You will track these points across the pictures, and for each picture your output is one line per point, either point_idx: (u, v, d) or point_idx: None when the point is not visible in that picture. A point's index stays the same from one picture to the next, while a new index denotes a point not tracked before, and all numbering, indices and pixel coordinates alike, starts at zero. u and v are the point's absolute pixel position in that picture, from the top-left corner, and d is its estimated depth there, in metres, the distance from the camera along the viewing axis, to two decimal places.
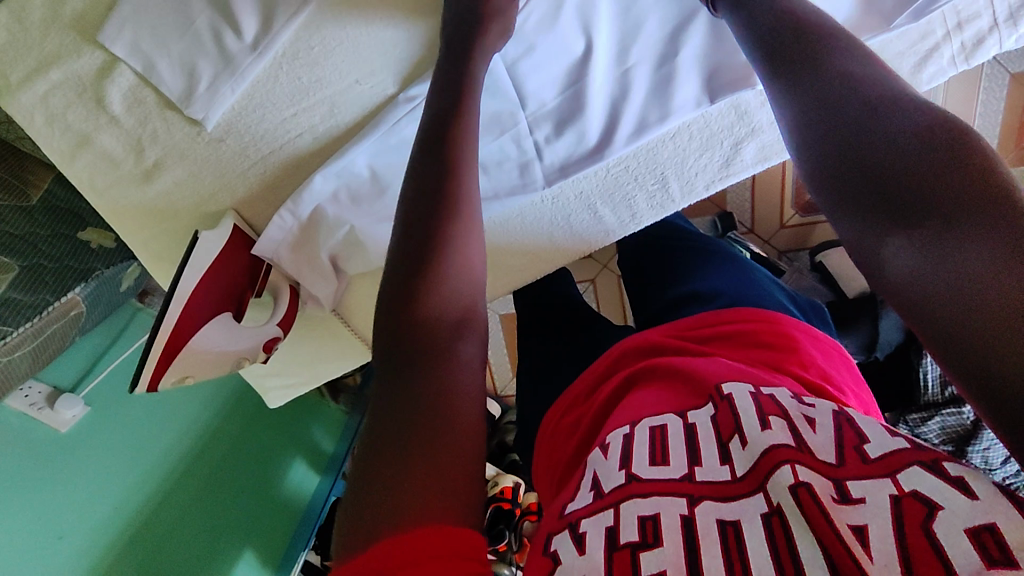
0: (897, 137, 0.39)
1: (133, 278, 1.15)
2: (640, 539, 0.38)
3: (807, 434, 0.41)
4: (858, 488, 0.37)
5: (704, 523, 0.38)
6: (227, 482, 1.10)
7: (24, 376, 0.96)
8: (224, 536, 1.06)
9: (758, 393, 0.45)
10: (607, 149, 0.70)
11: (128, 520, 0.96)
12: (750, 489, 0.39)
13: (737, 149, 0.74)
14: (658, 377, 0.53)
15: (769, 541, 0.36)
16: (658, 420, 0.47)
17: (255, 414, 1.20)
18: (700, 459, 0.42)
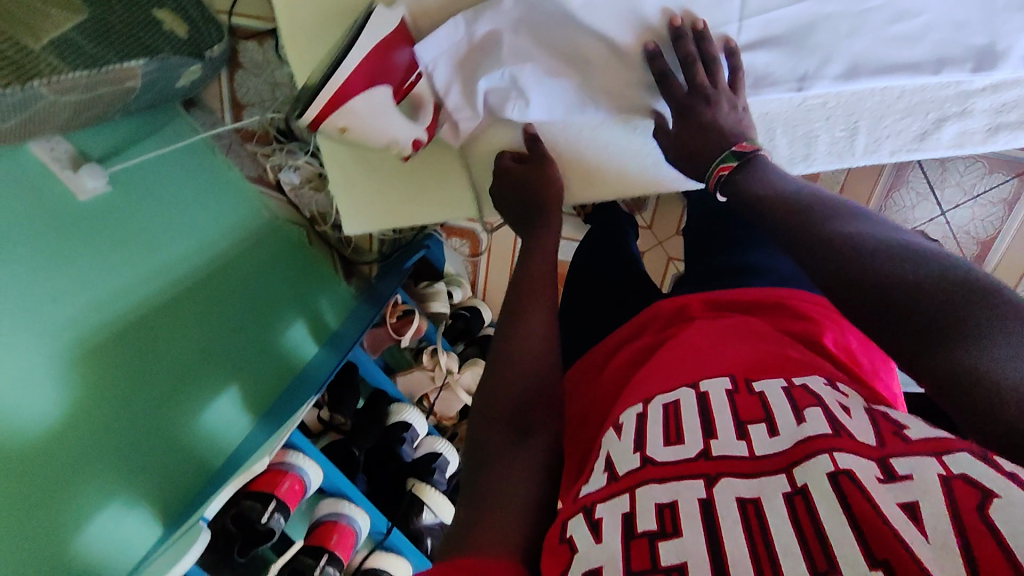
0: (913, 282, 0.45)
1: (187, 80, 1.10)
2: (658, 527, 0.42)
3: (843, 422, 0.44)
4: (902, 466, 0.39)
5: (725, 500, 0.42)
6: (219, 316, 1.04)
7: (56, 128, 0.88)
8: (204, 374, 0.96)
9: (792, 386, 0.49)
10: (811, 82, 0.73)
11: (120, 310, 0.89)
12: (778, 468, 0.43)
13: (937, 125, 0.81)
14: (672, 359, 0.57)
15: (790, 513, 0.40)
16: (671, 398, 0.51)
17: (251, 266, 1.15)
18: (716, 433, 0.46)
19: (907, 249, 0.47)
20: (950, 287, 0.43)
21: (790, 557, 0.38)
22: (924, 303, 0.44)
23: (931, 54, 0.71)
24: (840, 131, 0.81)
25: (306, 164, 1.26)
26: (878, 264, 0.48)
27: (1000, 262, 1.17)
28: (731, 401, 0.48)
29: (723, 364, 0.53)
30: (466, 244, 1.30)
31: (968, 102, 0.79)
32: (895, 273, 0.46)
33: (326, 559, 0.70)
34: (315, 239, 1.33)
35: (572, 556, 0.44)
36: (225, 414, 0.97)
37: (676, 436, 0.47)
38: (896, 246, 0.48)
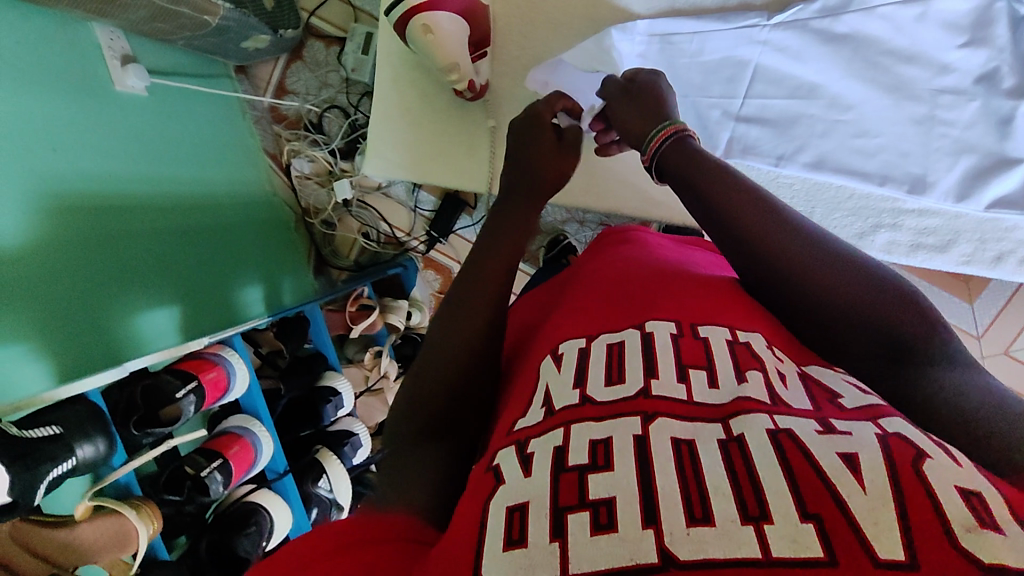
0: (875, 311, 0.51)
1: (252, 47, 1.19)
2: (591, 460, 0.41)
3: (779, 390, 0.46)
4: (843, 426, 0.41)
5: (663, 437, 0.41)
6: (182, 256, 1.02)
7: (126, 24, 0.94)
8: (142, 294, 0.92)
9: (735, 342, 0.51)
10: (783, 164, 0.84)
11: (102, 193, 0.88)
12: (717, 417, 0.44)
13: (873, 230, 0.91)
14: (615, 303, 0.60)
15: (724, 457, 0.39)
16: (617, 339, 0.53)
17: (223, 224, 1.14)
18: (656, 373, 0.48)
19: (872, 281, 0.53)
20: (913, 328, 0.50)
21: (721, 497, 0.37)
22: (901, 324, 0.50)
23: (878, 169, 0.81)
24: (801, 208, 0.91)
25: (321, 158, 1.34)
26: (842, 300, 0.53)
27: None
28: (675, 345, 0.51)
29: (677, 312, 0.56)
30: (438, 279, 1.38)
31: (901, 215, 0.89)
32: (863, 305, 0.52)
33: (218, 463, 0.67)
34: (300, 226, 1.38)
35: (500, 483, 0.42)
36: (154, 325, 0.94)
37: (618, 377, 0.48)
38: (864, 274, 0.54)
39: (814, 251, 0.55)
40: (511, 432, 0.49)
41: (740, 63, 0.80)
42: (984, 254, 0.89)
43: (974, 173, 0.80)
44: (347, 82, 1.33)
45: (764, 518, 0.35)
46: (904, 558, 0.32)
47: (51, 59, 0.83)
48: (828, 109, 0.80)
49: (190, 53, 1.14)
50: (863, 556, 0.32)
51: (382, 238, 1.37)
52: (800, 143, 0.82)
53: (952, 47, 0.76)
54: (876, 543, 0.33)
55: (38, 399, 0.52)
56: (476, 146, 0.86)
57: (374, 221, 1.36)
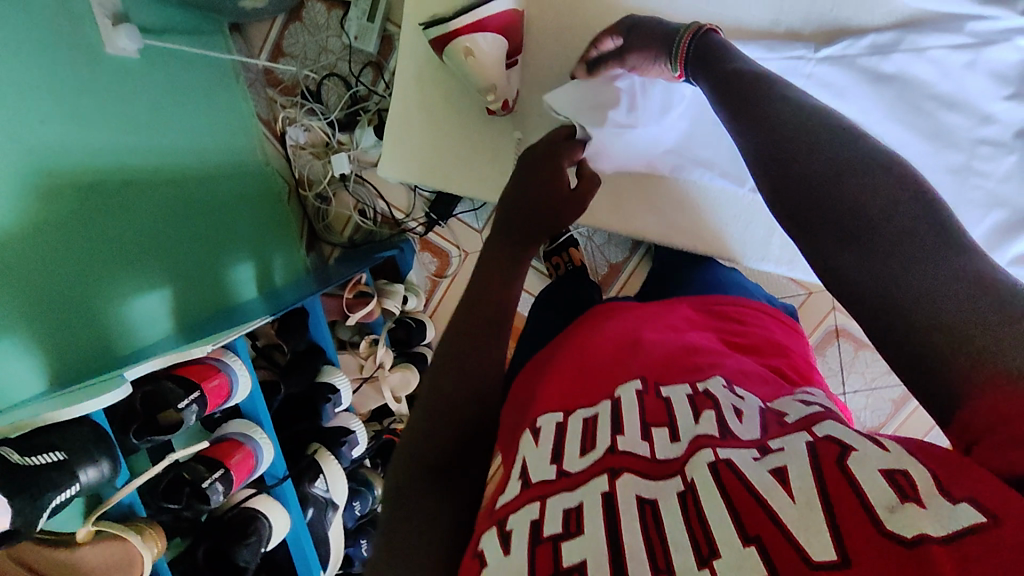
0: (862, 194, 0.47)
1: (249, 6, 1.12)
2: (562, 529, 0.41)
3: (732, 424, 0.45)
4: (778, 442, 0.42)
5: (625, 497, 0.41)
6: (174, 234, 0.97)
7: None
8: (134, 277, 0.88)
9: (696, 394, 0.49)
10: None
11: (95, 165, 0.83)
12: (669, 471, 0.43)
13: None
14: (585, 372, 0.57)
15: (682, 508, 0.40)
16: (590, 411, 0.51)
17: (216, 196, 1.08)
18: (623, 430, 0.47)
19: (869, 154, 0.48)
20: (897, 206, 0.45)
21: (679, 548, 0.37)
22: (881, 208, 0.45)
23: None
24: None
25: (318, 129, 1.28)
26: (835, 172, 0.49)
27: None
28: (640, 401, 0.50)
29: (644, 372, 0.54)
30: (435, 262, 1.34)
31: None
32: (856, 188, 0.47)
33: (220, 474, 0.66)
34: (293, 199, 1.33)
35: (481, 569, 0.42)
36: (148, 311, 0.90)
37: (589, 443, 0.47)
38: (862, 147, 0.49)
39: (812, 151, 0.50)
40: (495, 511, 0.47)
41: None
42: None
43: (1004, 227, 0.83)
44: (350, 50, 1.25)
45: (713, 555, 0.36)
46: (836, 557, 0.33)
47: (40, 19, 0.76)
48: None
49: (184, 9, 1.06)
50: (798, 560, 0.34)
51: (377, 217, 1.32)
52: None
53: (997, 98, 0.81)
54: (810, 546, 0.34)
55: (34, 421, 0.50)
56: (501, 155, 0.89)
57: (371, 199, 1.32)
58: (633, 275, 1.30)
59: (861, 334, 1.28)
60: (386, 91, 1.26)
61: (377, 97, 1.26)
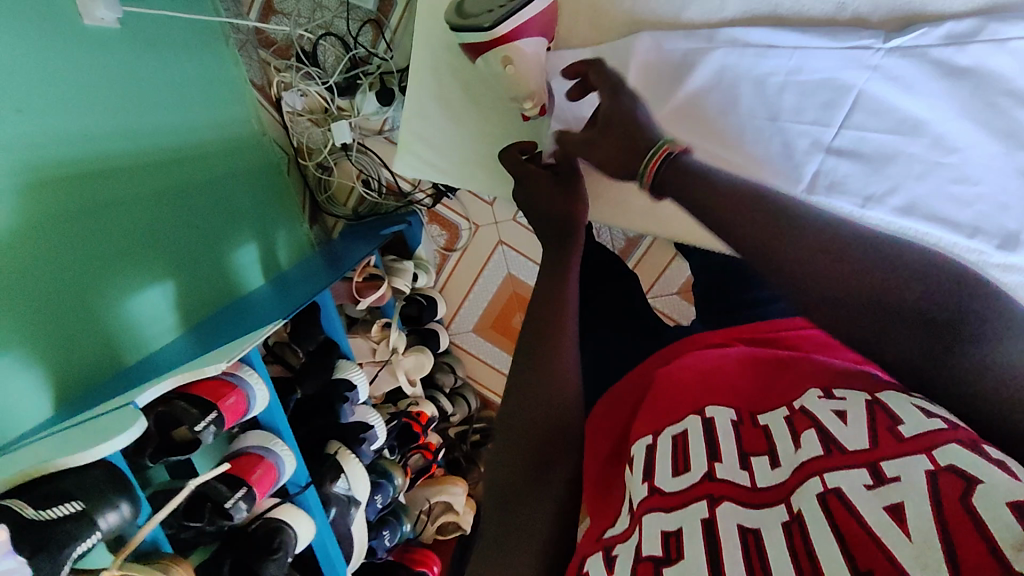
0: (880, 283, 0.45)
1: None
2: (663, 553, 0.41)
3: (837, 436, 0.42)
4: (893, 468, 0.38)
5: (727, 526, 0.40)
6: (174, 224, 0.91)
7: None
8: (139, 273, 0.84)
9: (796, 413, 0.46)
10: (869, 206, 0.77)
11: (83, 154, 0.77)
12: (778, 496, 0.41)
13: None
14: (670, 399, 0.54)
15: (787, 539, 0.38)
16: (680, 428, 0.50)
17: (216, 175, 1.02)
18: (719, 456, 0.45)
19: (867, 245, 0.47)
20: (928, 300, 0.44)
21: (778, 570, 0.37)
22: (899, 290, 0.44)
23: (971, 219, 0.74)
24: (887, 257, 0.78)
25: (315, 94, 1.19)
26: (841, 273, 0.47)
27: None
28: (737, 432, 0.47)
29: (723, 395, 0.52)
30: (444, 236, 1.29)
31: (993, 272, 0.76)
32: (863, 276, 0.46)
33: (243, 493, 0.64)
34: (294, 169, 1.26)
35: None
36: (150, 306, 0.86)
37: (683, 466, 0.46)
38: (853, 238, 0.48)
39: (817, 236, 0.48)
40: (601, 538, 0.50)
41: (844, 100, 0.75)
42: None
43: None
44: (347, 6, 1.15)
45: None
46: None
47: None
48: (929, 150, 0.74)
49: None
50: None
51: (383, 188, 1.26)
52: (893, 182, 0.75)
53: None
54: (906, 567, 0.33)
55: (54, 464, 0.49)
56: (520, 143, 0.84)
57: (374, 168, 1.24)
58: (650, 248, 1.26)
59: None
60: (387, 52, 1.17)
61: (377, 60, 1.17)
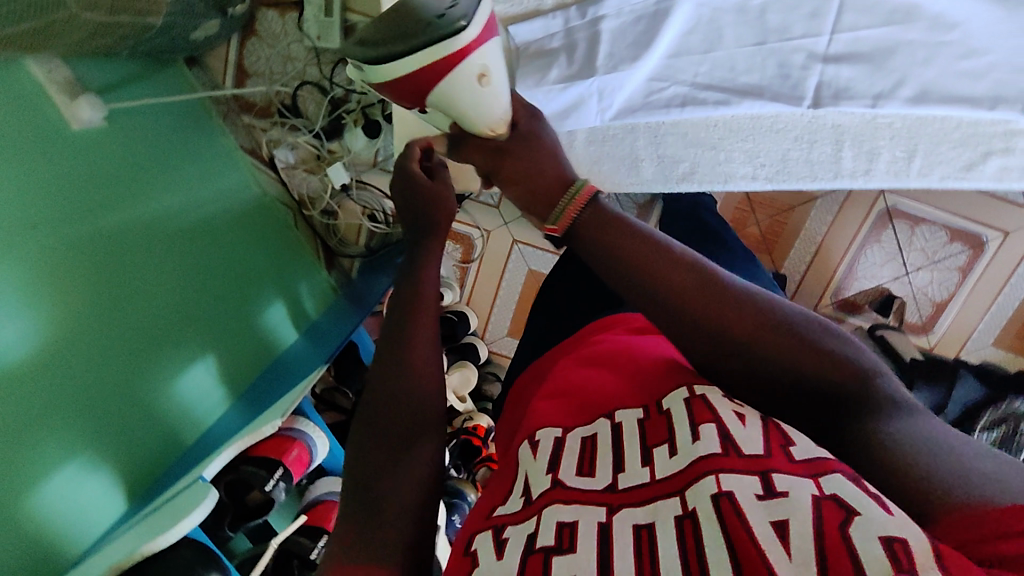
0: (783, 347, 0.47)
1: (202, 36, 1.04)
2: (555, 543, 0.40)
3: (736, 435, 0.42)
4: (781, 482, 0.38)
5: (621, 527, 0.40)
6: (200, 300, 0.93)
7: (62, 47, 0.79)
8: (182, 353, 0.87)
9: (692, 397, 0.47)
10: (882, 103, 0.74)
11: (104, 252, 0.79)
12: (670, 491, 0.42)
13: (985, 159, 0.79)
14: (581, 399, 0.54)
15: (678, 537, 0.38)
16: (589, 431, 0.50)
17: (231, 243, 1.05)
18: (624, 466, 0.45)
19: (777, 320, 0.47)
20: (827, 369, 0.45)
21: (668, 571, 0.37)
22: (805, 364, 0.46)
23: (990, 90, 0.69)
24: (900, 153, 0.82)
25: (305, 144, 1.21)
26: (755, 339, 0.47)
27: (950, 325, 1.29)
28: (641, 428, 0.48)
29: (632, 393, 0.52)
30: (458, 249, 1.30)
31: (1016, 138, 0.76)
32: (766, 342, 0.47)
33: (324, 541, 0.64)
34: (301, 223, 1.28)
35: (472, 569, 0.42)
36: (197, 384, 0.89)
37: (588, 468, 0.46)
38: (763, 311, 0.48)
39: (732, 309, 0.48)
40: (488, 516, 0.47)
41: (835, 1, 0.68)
42: None
43: None
44: (315, 51, 1.17)
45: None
46: None
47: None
48: (931, 31, 0.67)
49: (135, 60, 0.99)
50: None
51: (389, 217, 1.25)
52: (902, 75, 0.71)
53: None
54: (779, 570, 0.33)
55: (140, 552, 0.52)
56: None
57: (377, 202, 1.24)
58: None
59: (914, 209, 1.24)
60: (362, 85, 1.17)
61: (355, 95, 1.17)
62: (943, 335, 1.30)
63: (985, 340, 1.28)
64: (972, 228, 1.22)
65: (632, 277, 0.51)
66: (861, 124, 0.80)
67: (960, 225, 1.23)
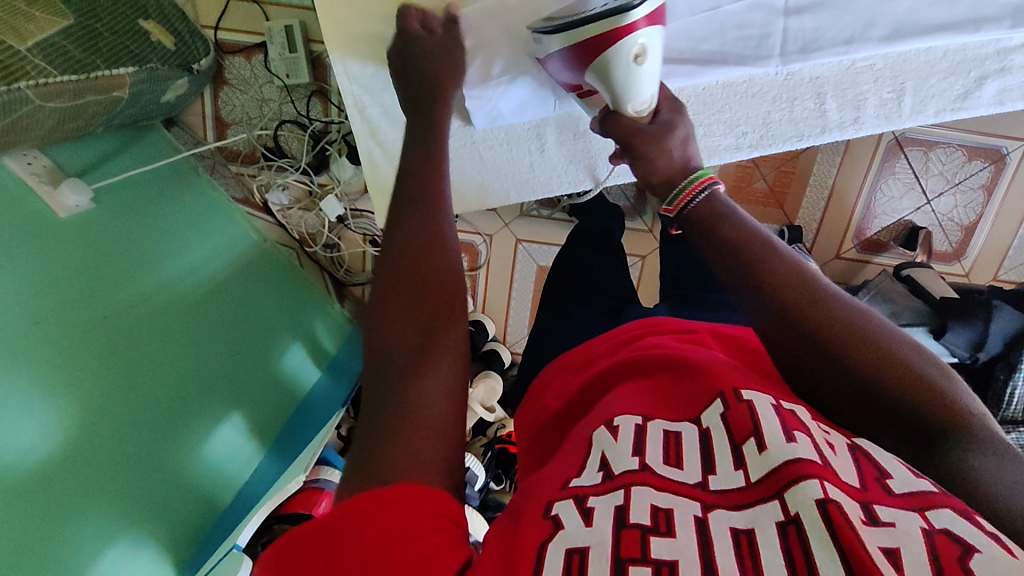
0: (874, 359, 0.44)
1: (173, 96, 1.05)
2: (651, 524, 0.35)
3: (829, 456, 0.39)
4: (887, 513, 0.34)
5: (718, 527, 0.36)
6: (211, 361, 0.93)
7: (35, 139, 0.80)
8: (207, 415, 0.89)
9: (780, 407, 0.43)
10: (858, 44, 0.75)
11: (110, 332, 0.80)
12: (767, 495, 0.37)
13: (980, 84, 0.81)
14: (659, 393, 0.49)
15: (784, 549, 0.34)
16: (674, 427, 0.44)
17: (241, 295, 1.05)
18: (715, 467, 0.40)
19: (879, 335, 0.44)
20: (913, 393, 0.42)
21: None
22: (893, 380, 0.43)
23: (968, 13, 0.73)
24: (888, 94, 0.82)
25: (295, 182, 1.21)
26: (850, 344, 0.44)
27: (981, 248, 1.24)
28: (725, 420, 0.43)
29: (711, 382, 0.47)
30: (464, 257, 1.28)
31: (1006, 58, 0.79)
32: (859, 354, 0.44)
33: None
34: (306, 261, 1.28)
35: (558, 529, 0.36)
36: (229, 445, 0.92)
37: (676, 459, 0.41)
38: (863, 324, 0.45)
39: (832, 316, 0.45)
40: (563, 487, 0.40)
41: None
42: None
43: None
44: (286, 89, 1.16)
45: None
46: None
47: None
48: None
49: (112, 135, 0.99)
50: None
51: None
52: (872, 11, 0.73)
53: None
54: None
55: None
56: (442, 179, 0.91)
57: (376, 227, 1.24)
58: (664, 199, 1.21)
59: (924, 134, 1.17)
60: (340, 114, 1.16)
61: (335, 125, 1.17)
62: (976, 259, 1.25)
63: (1023, 257, 1.24)
64: (988, 141, 1.17)
65: (740, 265, 0.49)
66: (843, 74, 0.81)
67: (975, 141, 1.17)
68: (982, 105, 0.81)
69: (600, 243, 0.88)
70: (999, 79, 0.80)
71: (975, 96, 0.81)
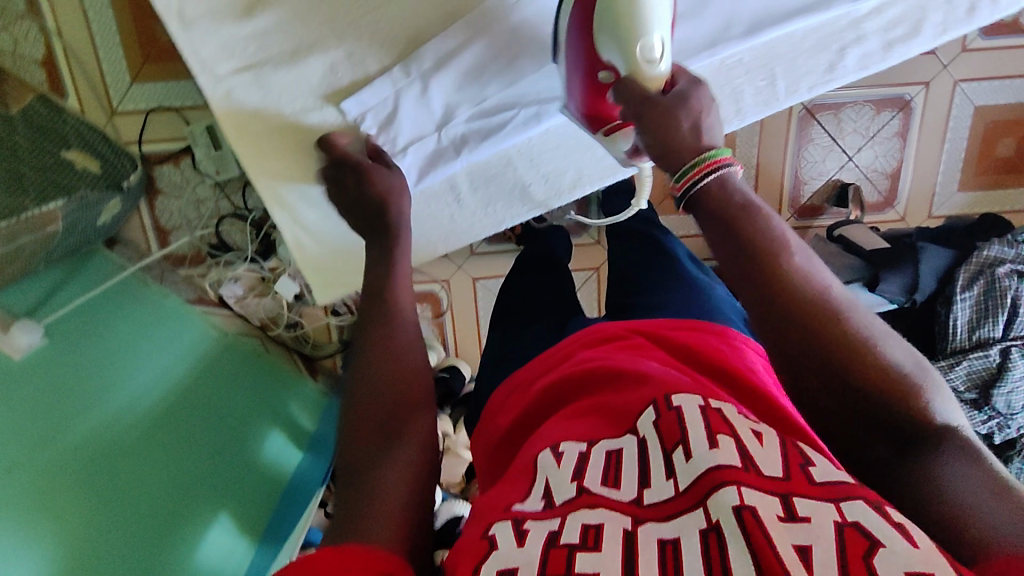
0: (868, 364, 0.48)
1: (109, 217, 1.06)
2: (579, 541, 0.40)
3: (752, 452, 0.43)
4: (804, 507, 0.39)
5: (645, 540, 0.40)
6: (195, 465, 0.94)
7: None
8: (195, 521, 0.89)
9: (708, 408, 0.47)
10: (725, 42, 0.81)
11: (84, 462, 0.80)
12: (693, 503, 0.41)
13: (842, 54, 0.88)
14: (601, 407, 0.52)
15: (703, 551, 0.38)
16: (615, 444, 0.48)
17: (214, 389, 1.07)
18: (649, 480, 0.44)
19: (870, 342, 0.49)
20: (897, 400, 0.47)
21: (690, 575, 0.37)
22: (879, 387, 0.48)
23: None
24: (761, 82, 0.88)
25: (246, 272, 1.23)
26: (848, 345, 0.49)
27: (909, 190, 1.30)
28: (658, 431, 0.46)
29: (647, 391, 0.51)
30: (427, 307, 1.30)
31: (861, 27, 0.86)
32: (857, 357, 0.48)
33: None
34: (270, 345, 1.27)
35: (492, 550, 0.41)
36: (218, 548, 0.91)
37: (615, 480, 0.45)
38: (858, 329, 0.49)
39: (837, 320, 0.49)
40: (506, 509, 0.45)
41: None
42: (959, 11, 0.87)
43: None
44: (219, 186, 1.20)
45: None
46: None
47: None
48: None
49: (52, 268, 1.00)
50: None
51: (351, 305, 1.30)
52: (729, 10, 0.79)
53: None
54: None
55: None
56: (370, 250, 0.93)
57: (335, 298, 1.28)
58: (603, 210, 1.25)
59: (830, 99, 1.23)
60: None
61: None
62: (907, 202, 1.31)
63: (950, 189, 1.30)
64: (891, 93, 1.23)
65: (746, 259, 0.52)
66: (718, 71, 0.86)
67: (879, 94, 1.23)
68: (847, 73, 0.89)
69: (545, 267, 0.90)
70: (860, 47, 0.87)
71: (842, 66, 0.88)
